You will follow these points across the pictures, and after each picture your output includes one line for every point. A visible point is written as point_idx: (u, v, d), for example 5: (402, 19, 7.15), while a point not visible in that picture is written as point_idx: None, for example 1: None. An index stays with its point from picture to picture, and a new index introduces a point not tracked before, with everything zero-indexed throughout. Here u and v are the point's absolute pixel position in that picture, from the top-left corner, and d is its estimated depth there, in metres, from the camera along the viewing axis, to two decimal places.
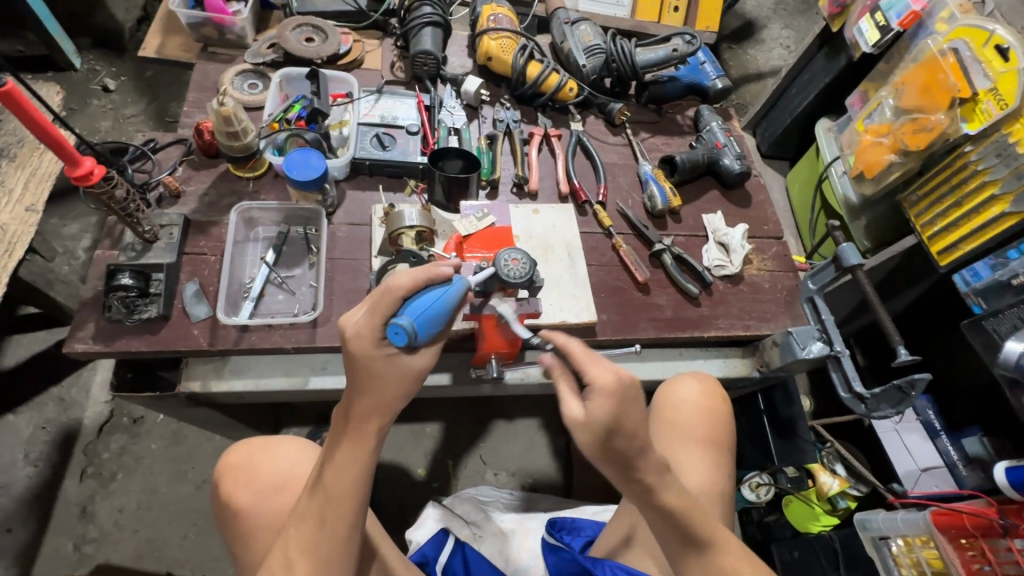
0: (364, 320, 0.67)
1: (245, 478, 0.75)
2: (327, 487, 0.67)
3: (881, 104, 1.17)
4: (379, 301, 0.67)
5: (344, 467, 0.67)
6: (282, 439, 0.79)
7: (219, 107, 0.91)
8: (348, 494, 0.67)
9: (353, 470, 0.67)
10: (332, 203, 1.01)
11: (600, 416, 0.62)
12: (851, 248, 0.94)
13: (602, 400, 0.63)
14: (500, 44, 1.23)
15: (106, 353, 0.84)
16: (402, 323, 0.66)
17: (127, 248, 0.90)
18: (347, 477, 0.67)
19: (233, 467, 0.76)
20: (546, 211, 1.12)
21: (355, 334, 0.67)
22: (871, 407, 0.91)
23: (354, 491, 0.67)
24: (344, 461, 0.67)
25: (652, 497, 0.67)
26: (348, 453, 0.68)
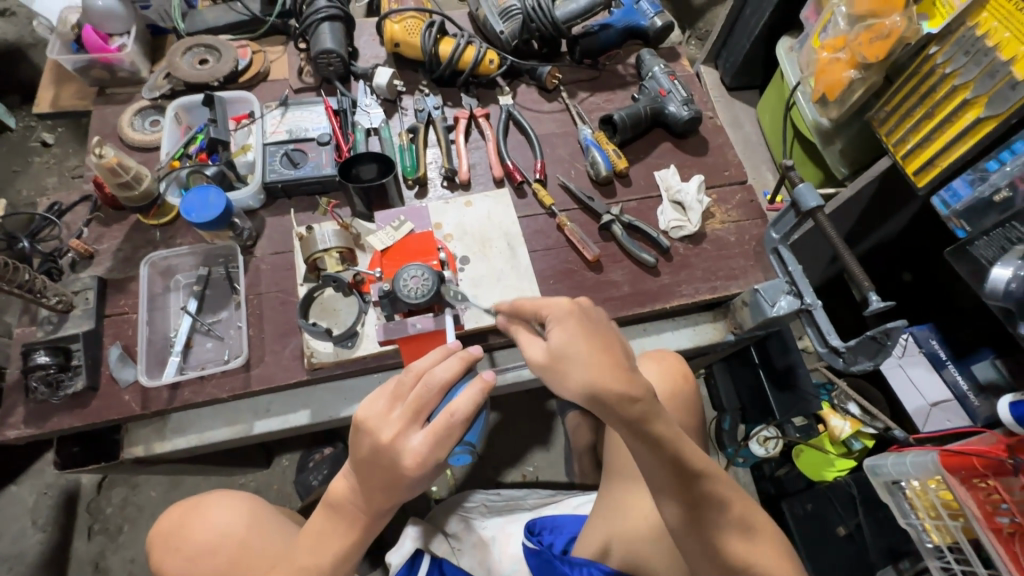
0: (425, 447, 0.61)
1: (176, 544, 0.81)
2: (307, 566, 0.69)
3: (834, 13, 1.04)
4: (448, 430, 0.62)
5: (330, 544, 0.69)
6: (211, 499, 0.85)
7: (99, 159, 0.86)
8: (340, 564, 0.70)
9: (339, 541, 0.69)
10: (249, 237, 0.95)
11: (562, 339, 0.67)
12: (807, 188, 0.84)
13: (569, 324, 0.69)
14: (405, 26, 1.12)
15: (41, 434, 0.82)
16: (460, 448, 0.65)
17: (44, 323, 0.86)
18: (336, 555, 0.69)
19: (164, 530, 0.83)
20: (479, 201, 1.04)
21: (415, 463, 0.61)
22: (849, 361, 0.83)
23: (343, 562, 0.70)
24: (325, 535, 0.70)
25: (646, 427, 0.66)
26: (331, 523, 0.70)
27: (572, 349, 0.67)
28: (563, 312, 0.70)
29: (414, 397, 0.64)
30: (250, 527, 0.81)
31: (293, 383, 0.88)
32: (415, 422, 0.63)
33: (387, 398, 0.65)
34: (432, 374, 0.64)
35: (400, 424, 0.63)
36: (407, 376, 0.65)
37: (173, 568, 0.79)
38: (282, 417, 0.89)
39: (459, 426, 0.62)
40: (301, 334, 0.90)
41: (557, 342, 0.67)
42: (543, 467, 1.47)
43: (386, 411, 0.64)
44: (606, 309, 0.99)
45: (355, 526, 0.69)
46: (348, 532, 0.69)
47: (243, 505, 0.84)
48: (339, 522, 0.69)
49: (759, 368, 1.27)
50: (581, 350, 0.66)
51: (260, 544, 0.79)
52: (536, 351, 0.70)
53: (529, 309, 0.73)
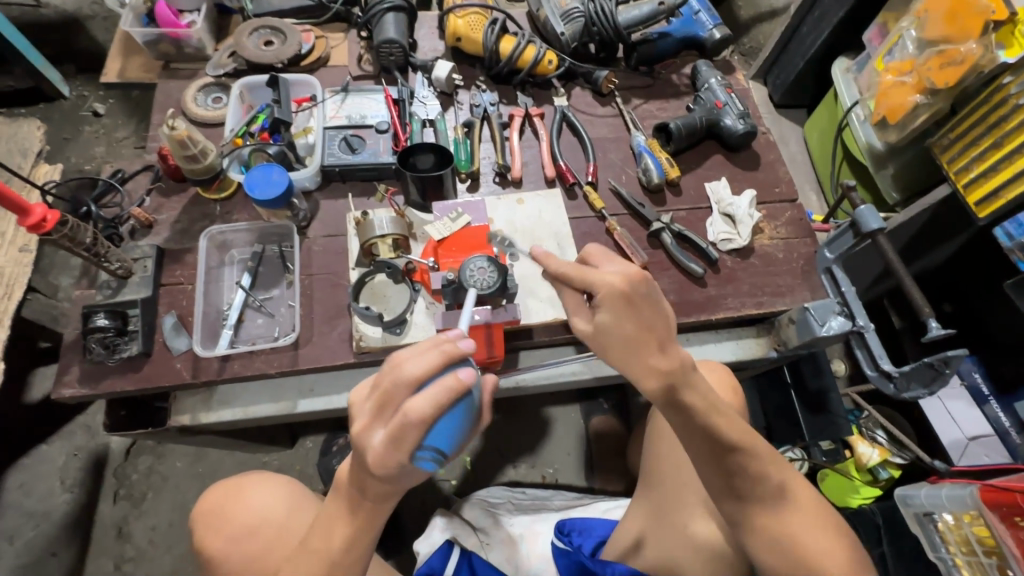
0: (381, 450, 0.57)
1: (217, 527, 0.83)
2: (317, 550, 0.65)
3: (903, 36, 1.03)
4: (408, 436, 0.56)
5: (342, 531, 0.65)
6: (253, 481, 0.87)
7: (171, 131, 0.88)
8: (348, 549, 0.65)
9: (344, 527, 0.65)
10: (305, 217, 0.97)
11: (609, 325, 0.66)
12: (868, 211, 0.83)
13: (617, 303, 0.65)
14: (468, 21, 1.13)
15: (94, 394, 0.84)
16: (426, 453, 0.58)
17: (103, 287, 0.88)
18: (345, 545, 0.65)
19: (209, 508, 0.85)
20: (531, 200, 1.05)
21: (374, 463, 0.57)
22: (901, 386, 0.83)
23: (350, 546, 0.65)
24: (330, 519, 0.66)
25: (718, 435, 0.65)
26: (337, 508, 0.66)
27: (617, 332, 0.66)
28: (613, 290, 0.65)
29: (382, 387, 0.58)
30: (288, 512, 0.82)
31: (339, 366, 0.89)
32: (382, 415, 0.58)
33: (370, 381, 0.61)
34: (403, 364, 0.57)
35: (366, 414, 0.58)
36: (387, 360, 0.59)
37: (216, 546, 0.81)
38: (326, 398, 0.90)
39: (416, 433, 0.56)
40: (350, 317, 0.91)
41: (604, 320, 0.66)
42: (564, 470, 1.47)
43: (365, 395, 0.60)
44: None
45: (373, 509, 0.65)
46: (360, 517, 0.65)
47: (283, 491, 0.85)
48: (342, 507, 0.65)
49: (791, 389, 1.26)
50: (625, 330, 0.66)
51: (294, 531, 0.79)
52: (580, 324, 0.69)
53: (577, 279, 0.67)
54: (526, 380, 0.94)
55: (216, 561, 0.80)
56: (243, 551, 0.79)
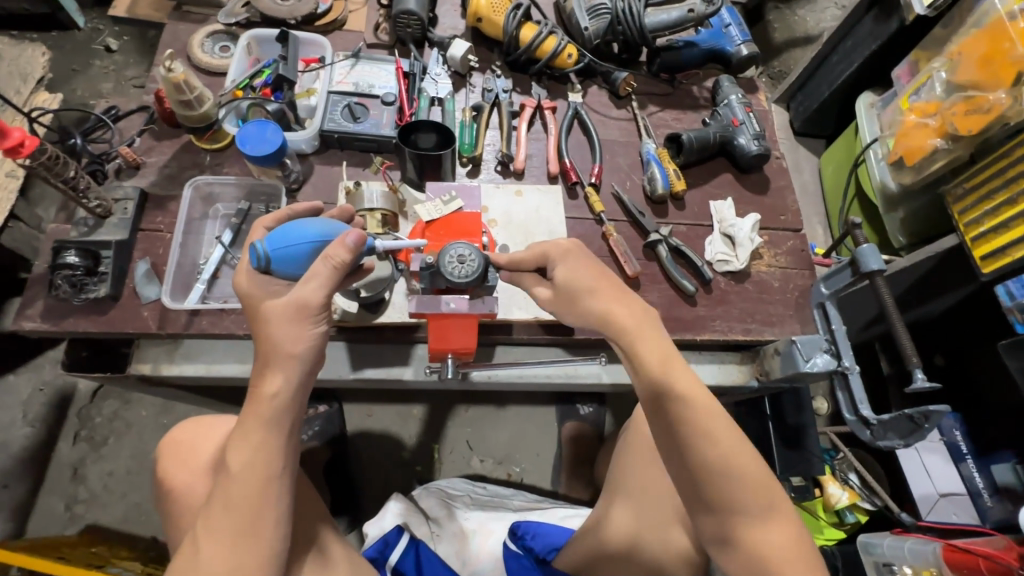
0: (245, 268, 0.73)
1: (185, 459, 0.82)
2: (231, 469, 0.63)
3: (932, 77, 1.00)
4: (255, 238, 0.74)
5: (245, 445, 0.64)
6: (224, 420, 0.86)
7: (168, 72, 0.85)
8: (249, 467, 0.63)
9: (250, 441, 0.64)
10: (296, 179, 0.94)
11: (565, 277, 0.70)
12: (870, 250, 0.81)
13: (570, 260, 0.71)
14: (492, 2, 1.10)
15: (55, 332, 0.82)
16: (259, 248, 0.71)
17: (79, 223, 0.86)
18: (249, 453, 0.63)
19: (177, 441, 0.84)
20: (530, 193, 1.02)
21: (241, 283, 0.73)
22: (877, 434, 0.80)
23: (255, 463, 0.63)
24: (238, 439, 0.64)
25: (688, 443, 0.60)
26: (244, 426, 0.65)
27: (573, 288, 0.69)
28: (564, 250, 0.72)
29: None
30: None
31: None
32: None
33: None
34: None
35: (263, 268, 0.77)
36: None
37: (178, 478, 0.81)
38: None
39: (261, 234, 0.74)
40: None
41: (561, 276, 0.71)
42: (530, 470, 1.46)
43: None
44: None
45: (268, 405, 0.65)
46: (261, 418, 0.65)
47: None
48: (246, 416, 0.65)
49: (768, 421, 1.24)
50: (583, 279, 0.69)
51: None
52: (545, 291, 0.74)
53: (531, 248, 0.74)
54: (498, 375, 0.90)
55: (176, 493, 0.80)
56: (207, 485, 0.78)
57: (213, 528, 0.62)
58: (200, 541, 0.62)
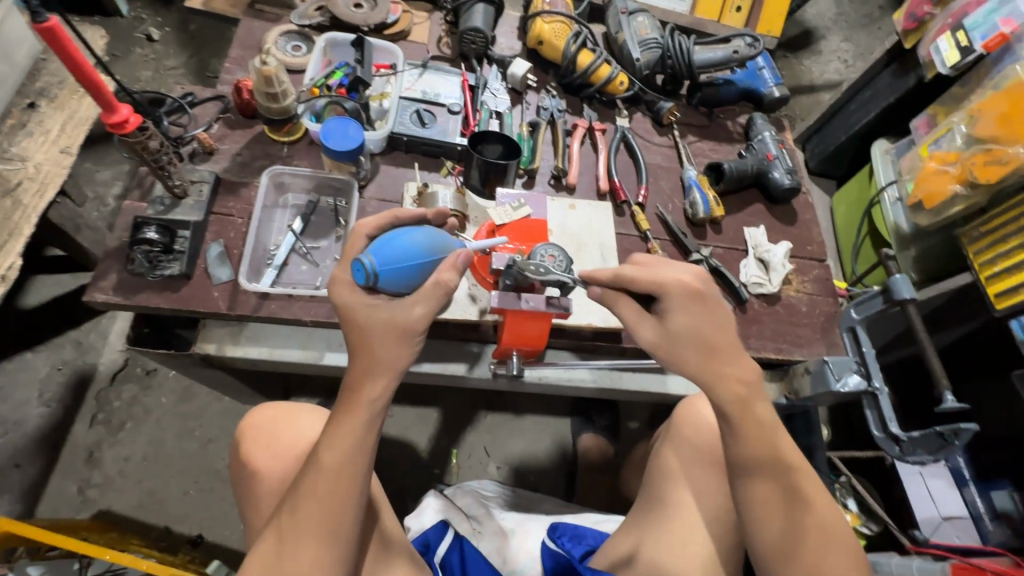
0: (342, 271, 0.72)
1: (265, 441, 0.87)
2: (320, 468, 0.66)
3: (952, 129, 1.10)
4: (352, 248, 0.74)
5: (340, 443, 0.66)
6: (303, 410, 0.91)
7: (261, 65, 0.88)
8: (344, 466, 0.66)
9: (348, 441, 0.66)
10: (365, 176, 0.98)
11: (679, 324, 0.69)
12: (904, 281, 0.87)
13: (688, 306, 0.69)
14: (553, 28, 1.17)
15: (125, 305, 0.83)
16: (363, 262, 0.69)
17: (156, 202, 0.88)
18: (345, 455, 0.66)
19: (257, 425, 0.89)
20: (582, 206, 1.07)
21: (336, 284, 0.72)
22: (905, 450, 0.86)
23: (350, 464, 0.66)
24: (335, 435, 0.67)
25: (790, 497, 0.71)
26: (343, 424, 0.67)
27: (687, 333, 0.69)
28: (682, 291, 0.69)
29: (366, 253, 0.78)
30: None
31: None
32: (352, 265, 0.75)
33: None
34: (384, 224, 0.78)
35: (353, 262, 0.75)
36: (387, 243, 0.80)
37: (261, 460, 0.85)
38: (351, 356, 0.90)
39: (360, 243, 0.74)
40: None
41: (675, 322, 0.69)
42: (545, 479, 1.49)
43: None
44: None
45: (361, 412, 0.67)
46: (354, 425, 0.67)
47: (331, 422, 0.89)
48: (341, 414, 0.68)
49: None
50: (705, 330, 0.69)
51: None
52: (648, 327, 0.72)
53: (640, 281, 0.70)
54: (548, 376, 0.95)
55: (258, 474, 0.84)
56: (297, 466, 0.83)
57: (301, 522, 0.65)
58: (285, 530, 0.65)
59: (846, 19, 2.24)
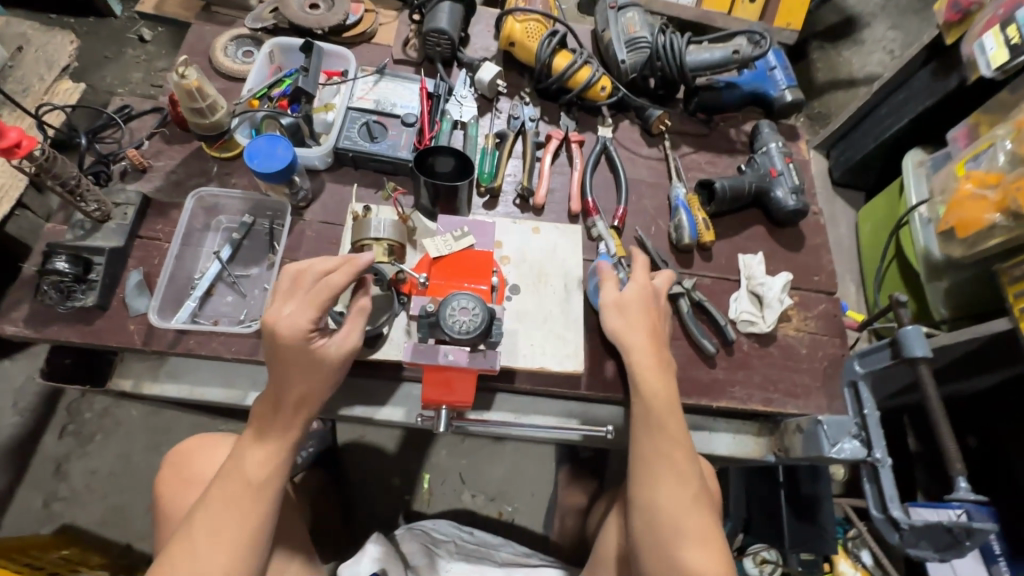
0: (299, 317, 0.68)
1: (178, 473, 0.81)
2: (233, 476, 0.67)
3: (994, 144, 0.93)
4: (304, 290, 0.68)
5: (263, 450, 0.68)
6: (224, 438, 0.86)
7: (181, 78, 0.82)
8: (268, 477, 0.68)
9: (270, 453, 0.68)
10: (304, 198, 0.90)
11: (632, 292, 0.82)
12: (915, 333, 0.74)
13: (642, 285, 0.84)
14: (527, 28, 1.05)
15: (37, 338, 0.78)
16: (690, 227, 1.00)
17: (76, 226, 0.82)
18: (266, 465, 0.68)
19: (177, 453, 0.83)
20: (548, 230, 0.95)
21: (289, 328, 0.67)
22: (908, 539, 0.73)
23: (276, 473, 0.68)
24: (252, 443, 0.69)
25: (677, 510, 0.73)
26: (267, 439, 0.69)
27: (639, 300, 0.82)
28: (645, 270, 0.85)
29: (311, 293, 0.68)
30: None
31: None
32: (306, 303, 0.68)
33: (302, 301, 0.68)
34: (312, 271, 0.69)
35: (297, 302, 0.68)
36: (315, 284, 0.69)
37: (172, 499, 0.79)
38: None
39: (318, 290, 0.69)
40: None
41: (629, 291, 0.83)
42: (522, 511, 1.39)
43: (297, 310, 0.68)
44: None
45: (284, 421, 0.69)
46: (279, 433, 0.69)
47: None
48: (265, 424, 0.69)
49: (781, 488, 1.19)
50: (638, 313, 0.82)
51: None
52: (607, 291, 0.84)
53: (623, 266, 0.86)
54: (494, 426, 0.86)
55: (166, 510, 0.79)
56: (190, 500, 0.78)
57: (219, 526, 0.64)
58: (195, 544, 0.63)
59: (895, 3, 2.00)
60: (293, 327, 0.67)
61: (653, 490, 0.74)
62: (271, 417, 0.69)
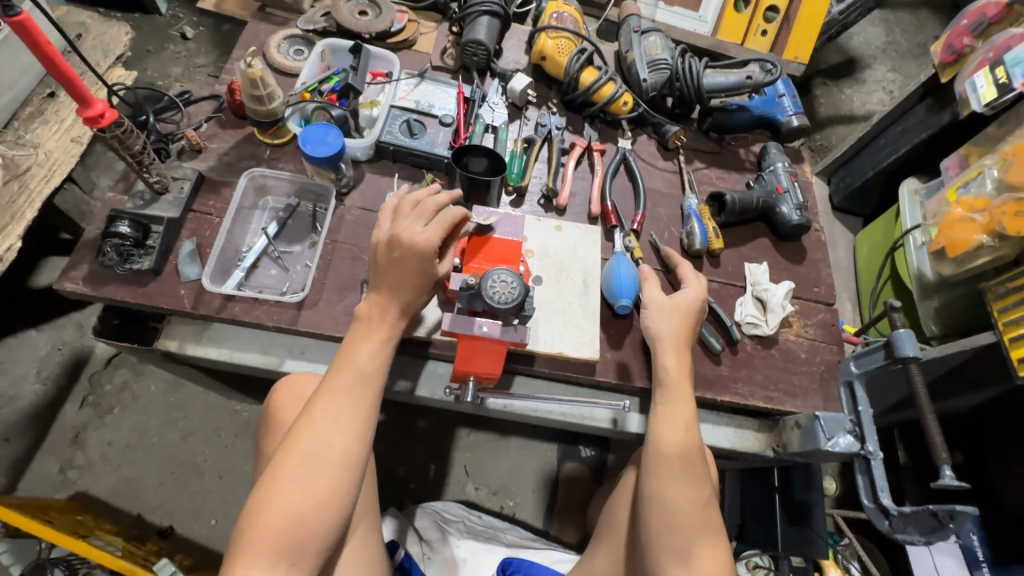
0: (425, 233, 0.76)
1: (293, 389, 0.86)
2: (343, 370, 0.72)
3: (982, 173, 1.01)
4: (425, 212, 0.79)
5: (372, 349, 0.74)
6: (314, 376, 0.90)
7: (247, 67, 0.89)
8: (377, 373, 0.74)
9: (377, 351, 0.74)
10: (347, 184, 0.97)
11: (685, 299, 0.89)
12: (907, 336, 0.79)
13: (690, 299, 0.90)
14: (558, 44, 1.14)
15: (93, 296, 0.84)
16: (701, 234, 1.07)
17: (136, 196, 0.89)
18: (377, 357, 0.74)
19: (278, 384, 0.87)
20: (570, 229, 1.02)
21: (421, 241, 0.76)
22: (896, 526, 0.78)
23: (381, 370, 0.74)
24: (358, 339, 0.75)
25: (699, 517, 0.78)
26: (368, 341, 0.74)
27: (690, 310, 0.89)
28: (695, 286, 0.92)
29: (422, 211, 0.79)
30: None
31: (337, 338, 0.87)
32: (421, 219, 0.78)
33: (421, 219, 0.78)
34: (427, 199, 0.80)
35: (422, 220, 0.78)
36: (431, 203, 0.80)
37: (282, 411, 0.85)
38: (312, 364, 0.89)
39: (430, 209, 0.79)
40: (360, 294, 0.90)
41: (681, 298, 0.89)
42: (522, 506, 1.43)
43: (413, 224, 0.77)
44: None
45: (386, 322, 0.76)
46: (378, 334, 0.75)
47: None
48: (371, 326, 0.75)
49: (776, 492, 1.23)
50: (679, 325, 0.87)
51: None
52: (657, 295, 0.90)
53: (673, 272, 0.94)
54: (513, 405, 0.91)
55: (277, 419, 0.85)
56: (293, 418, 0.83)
57: (339, 414, 0.69)
58: (311, 423, 0.68)
59: (894, 48, 2.13)
60: (429, 241, 0.76)
61: (669, 493, 0.78)
62: (377, 319, 0.75)
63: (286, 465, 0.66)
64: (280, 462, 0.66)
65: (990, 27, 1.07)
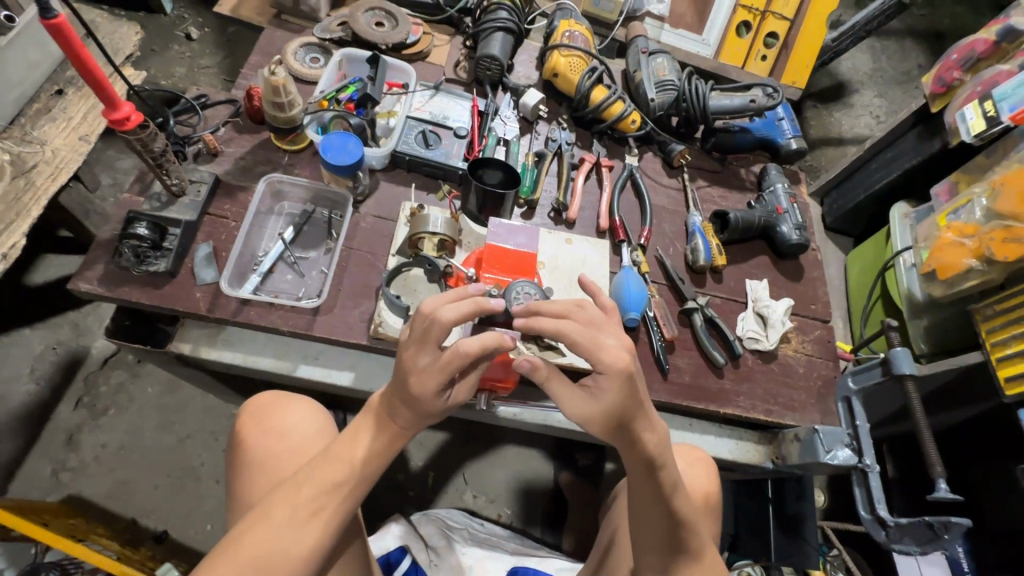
0: (427, 368, 0.69)
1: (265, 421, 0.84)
2: (339, 457, 0.73)
3: (972, 201, 1.07)
4: (432, 337, 0.68)
5: (371, 441, 0.74)
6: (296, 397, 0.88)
7: (271, 75, 0.91)
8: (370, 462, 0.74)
9: (375, 445, 0.74)
10: (363, 192, 0.98)
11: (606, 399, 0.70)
12: (903, 353, 0.84)
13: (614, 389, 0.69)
14: (570, 62, 1.17)
15: (107, 297, 0.84)
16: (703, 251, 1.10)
17: (153, 198, 0.89)
18: (375, 455, 0.74)
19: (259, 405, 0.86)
20: (579, 242, 1.04)
21: (418, 377, 0.70)
22: (893, 537, 0.82)
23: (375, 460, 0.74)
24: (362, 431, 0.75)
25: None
26: (372, 437, 0.75)
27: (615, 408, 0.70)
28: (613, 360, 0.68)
29: (431, 335, 0.68)
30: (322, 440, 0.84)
31: (351, 344, 0.88)
32: (426, 344, 0.69)
33: (426, 345, 0.69)
34: (437, 311, 0.68)
35: (428, 345, 0.69)
36: (436, 325, 0.68)
37: (255, 440, 0.82)
38: (326, 370, 0.90)
39: (438, 335, 0.68)
40: (375, 301, 0.91)
41: (604, 396, 0.70)
42: (520, 515, 1.44)
43: (415, 354, 0.70)
44: (666, 392, 0.98)
45: (389, 427, 0.75)
46: (383, 430, 0.75)
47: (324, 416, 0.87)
48: (376, 425, 0.75)
49: (770, 504, 1.26)
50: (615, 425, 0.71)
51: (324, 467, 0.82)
52: (581, 405, 0.73)
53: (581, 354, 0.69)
54: (522, 415, 0.92)
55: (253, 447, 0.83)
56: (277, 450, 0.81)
57: (316, 511, 0.69)
58: (288, 500, 0.69)
59: (880, 74, 2.21)
60: (423, 384, 0.70)
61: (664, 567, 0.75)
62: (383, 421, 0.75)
63: (252, 534, 0.67)
64: (250, 526, 0.68)
65: (980, 62, 1.16)
